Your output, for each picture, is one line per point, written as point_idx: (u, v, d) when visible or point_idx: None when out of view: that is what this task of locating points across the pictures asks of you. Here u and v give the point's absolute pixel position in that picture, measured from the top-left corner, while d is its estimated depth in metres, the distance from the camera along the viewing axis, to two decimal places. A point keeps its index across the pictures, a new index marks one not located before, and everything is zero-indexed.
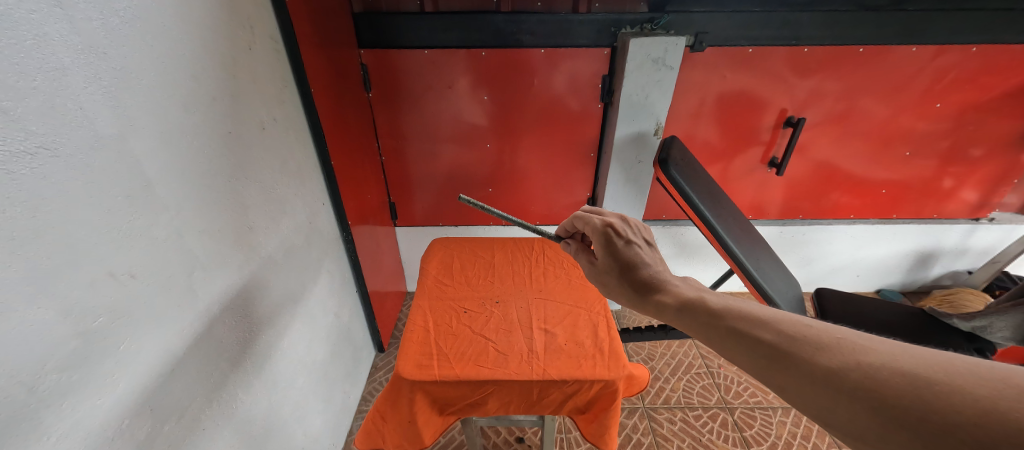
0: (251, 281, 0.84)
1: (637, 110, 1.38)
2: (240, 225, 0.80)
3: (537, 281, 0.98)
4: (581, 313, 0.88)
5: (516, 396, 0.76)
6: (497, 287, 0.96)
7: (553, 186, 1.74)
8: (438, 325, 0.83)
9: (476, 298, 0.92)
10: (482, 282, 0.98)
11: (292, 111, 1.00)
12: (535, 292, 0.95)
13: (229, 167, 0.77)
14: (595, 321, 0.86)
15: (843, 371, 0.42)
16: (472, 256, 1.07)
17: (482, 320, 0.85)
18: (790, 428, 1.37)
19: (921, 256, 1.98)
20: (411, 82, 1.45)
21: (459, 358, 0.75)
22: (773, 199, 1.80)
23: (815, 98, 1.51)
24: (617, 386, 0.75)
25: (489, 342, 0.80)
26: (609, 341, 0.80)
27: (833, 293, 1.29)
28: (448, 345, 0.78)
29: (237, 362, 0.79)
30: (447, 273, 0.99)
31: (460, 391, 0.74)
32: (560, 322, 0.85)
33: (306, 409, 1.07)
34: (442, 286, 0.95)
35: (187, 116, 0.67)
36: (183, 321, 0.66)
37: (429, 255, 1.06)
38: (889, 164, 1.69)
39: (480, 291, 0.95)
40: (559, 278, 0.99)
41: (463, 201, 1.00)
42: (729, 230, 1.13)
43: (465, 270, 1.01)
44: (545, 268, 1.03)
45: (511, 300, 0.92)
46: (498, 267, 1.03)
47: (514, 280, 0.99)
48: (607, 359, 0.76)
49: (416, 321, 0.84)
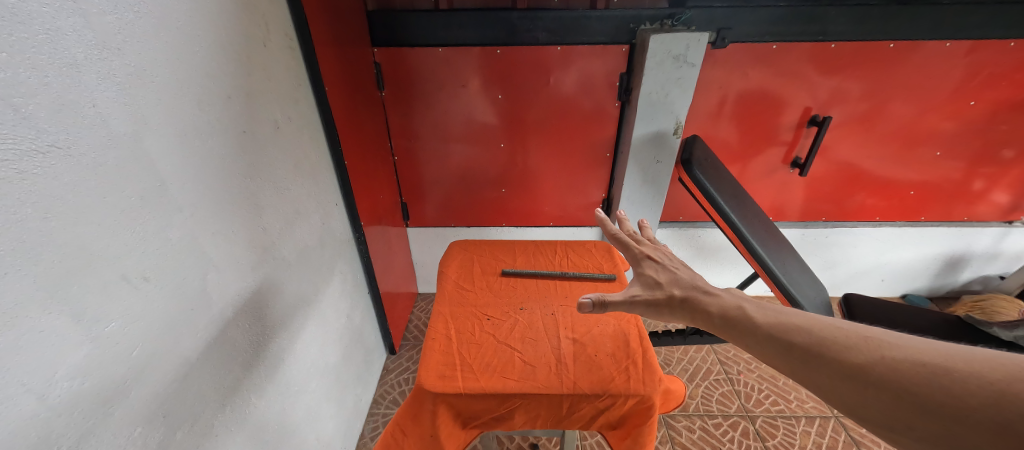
0: (265, 283, 0.82)
1: (656, 109, 1.34)
2: (254, 226, 0.79)
3: (562, 287, 0.95)
4: (610, 322, 0.85)
5: (544, 410, 0.73)
6: (520, 293, 0.93)
7: (568, 187, 1.70)
8: (460, 333, 0.81)
9: (499, 305, 0.89)
10: (504, 287, 0.95)
11: (307, 110, 0.98)
12: (559, 298, 0.92)
13: (244, 166, 0.75)
14: (627, 331, 0.82)
15: (867, 366, 0.45)
16: (493, 260, 1.04)
17: (506, 328, 0.83)
18: (814, 438, 1.32)
19: (949, 260, 1.91)
20: (425, 80, 1.43)
21: (484, 369, 0.73)
22: (794, 200, 1.74)
23: (840, 97, 1.46)
24: (652, 402, 0.72)
25: (515, 352, 0.77)
26: (642, 352, 0.77)
27: (861, 300, 1.23)
28: (471, 354, 0.76)
29: (250, 367, 0.78)
30: (467, 278, 0.97)
31: (485, 405, 0.71)
32: (588, 331, 0.82)
33: (318, 413, 1.05)
34: (462, 292, 0.92)
35: (202, 115, 0.65)
36: (196, 326, 0.64)
37: (447, 258, 1.03)
38: (917, 164, 1.63)
39: (502, 297, 0.92)
40: (584, 284, 0.96)
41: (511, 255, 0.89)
42: (754, 231, 1.09)
43: (486, 274, 0.99)
44: (569, 273, 1.00)
45: (536, 307, 0.89)
46: (519, 271, 1.00)
47: (537, 285, 0.96)
48: (641, 372, 0.73)
49: (437, 329, 0.82)
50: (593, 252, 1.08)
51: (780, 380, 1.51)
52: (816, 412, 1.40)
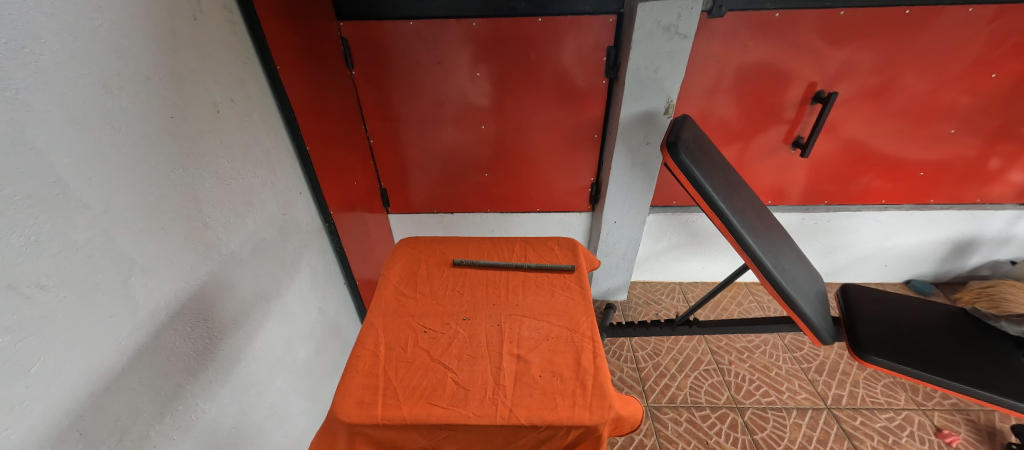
0: (210, 282, 0.77)
1: (645, 86, 1.23)
2: (190, 221, 0.72)
3: (514, 292, 0.92)
4: (563, 336, 0.81)
5: (478, 440, 0.69)
6: (467, 300, 0.90)
7: (554, 171, 1.61)
8: (389, 350, 0.77)
9: (441, 316, 0.86)
10: (450, 293, 0.91)
11: (258, 91, 0.90)
12: (510, 307, 0.88)
13: (173, 156, 0.68)
14: (580, 346, 0.79)
15: None
16: (439, 260, 1.01)
17: (444, 343, 0.79)
18: (805, 431, 1.28)
19: (958, 244, 1.81)
20: (399, 57, 1.33)
21: (409, 394, 0.69)
22: (796, 182, 1.65)
23: (848, 70, 1.35)
24: (600, 433, 0.67)
25: (448, 372, 0.73)
26: (591, 372, 0.73)
27: (860, 290, 1.13)
28: (398, 376, 0.72)
29: (195, 371, 0.73)
30: (408, 283, 0.94)
31: (409, 435, 0.67)
32: (535, 347, 0.79)
33: (286, 411, 1.01)
34: (401, 300, 0.89)
35: (109, 100, 0.57)
36: (118, 333, 0.59)
37: (392, 259, 1.01)
38: (930, 142, 1.52)
39: (446, 305, 0.88)
40: (539, 289, 0.93)
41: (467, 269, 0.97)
42: (745, 221, 0.99)
43: (431, 279, 0.95)
44: (523, 272, 0.98)
45: (482, 317, 0.85)
46: (469, 273, 0.97)
47: (487, 291, 0.92)
48: (587, 397, 0.69)
49: (364, 346, 0.78)
50: (554, 251, 1.05)
51: (773, 371, 1.46)
52: (808, 404, 1.35)
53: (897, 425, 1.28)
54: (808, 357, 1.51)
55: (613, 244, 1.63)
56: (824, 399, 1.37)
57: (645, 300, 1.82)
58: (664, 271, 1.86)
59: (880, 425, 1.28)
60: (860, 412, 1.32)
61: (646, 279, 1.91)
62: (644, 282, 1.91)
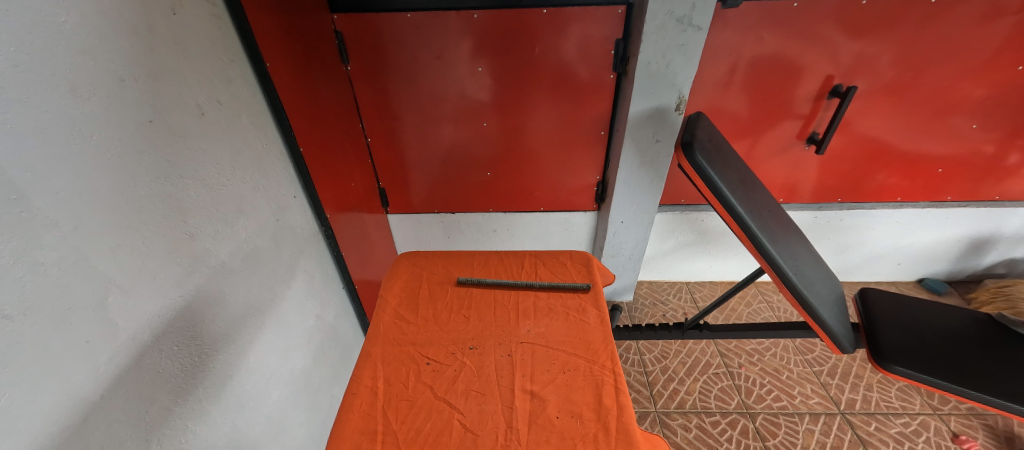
0: (198, 297, 0.72)
1: (656, 81, 1.17)
2: (174, 233, 0.67)
3: (524, 317, 0.90)
4: (581, 368, 0.78)
5: None
6: (475, 326, 0.89)
7: (559, 169, 1.56)
8: (388, 387, 0.75)
9: (446, 345, 0.84)
10: (455, 319, 0.90)
11: (246, 90, 0.84)
12: (520, 334, 0.86)
13: (153, 164, 0.63)
14: (599, 380, 0.76)
15: None
16: (442, 282, 1.00)
17: (450, 377, 0.77)
18: (818, 437, 1.24)
19: (973, 243, 1.77)
20: (397, 52, 1.27)
21: (411, 440, 0.66)
22: (808, 179, 1.59)
23: (867, 62, 1.29)
24: None
25: (455, 413, 0.70)
26: (612, 410, 0.70)
27: (879, 295, 1.10)
28: (398, 418, 0.69)
29: (182, 393, 0.68)
30: (407, 307, 0.93)
31: None
32: (548, 381, 0.76)
33: (284, 424, 0.98)
34: (399, 325, 0.88)
35: (78, 105, 0.52)
36: (94, 359, 0.54)
37: (391, 278, 1.01)
38: (949, 137, 1.46)
39: (453, 334, 0.86)
40: (552, 313, 0.91)
41: (465, 283, 0.99)
42: (763, 225, 0.94)
43: (434, 302, 0.95)
44: (533, 291, 0.98)
45: (491, 346, 0.83)
46: (475, 292, 0.97)
47: (494, 317, 0.91)
48: (610, 439, 0.66)
49: (361, 381, 0.76)
50: (567, 267, 1.05)
51: (784, 374, 1.43)
52: (821, 409, 1.32)
53: (913, 431, 1.25)
54: (820, 360, 1.47)
55: (619, 244, 1.58)
56: (837, 404, 1.33)
57: (651, 300, 1.78)
58: (670, 270, 1.82)
59: (895, 430, 1.25)
60: (874, 417, 1.29)
61: (652, 279, 1.87)
62: (650, 282, 1.86)
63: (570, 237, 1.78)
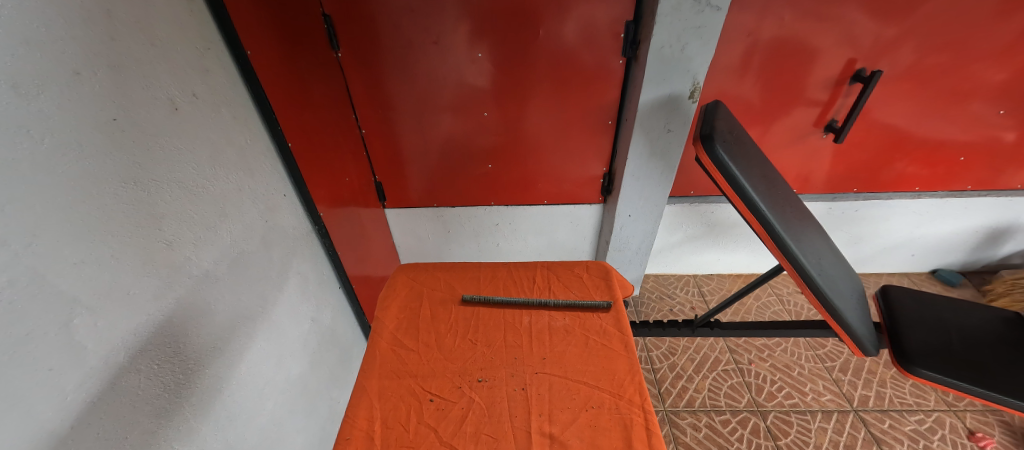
0: (179, 310, 0.66)
1: (669, 67, 1.10)
2: (149, 242, 0.61)
3: (538, 344, 0.86)
4: (606, 404, 0.74)
5: None
6: (484, 353, 0.85)
7: (563, 161, 1.49)
8: (386, 429, 0.70)
9: (453, 377, 0.79)
10: (461, 346, 0.86)
11: (226, 81, 0.77)
12: (535, 363, 0.82)
13: (121, 168, 0.57)
14: (628, 419, 0.71)
15: None
16: (445, 300, 0.97)
17: (457, 416, 0.72)
18: (831, 436, 1.21)
19: (991, 233, 1.72)
20: (392, 37, 1.19)
21: None
22: (823, 169, 1.53)
23: (894, 45, 1.21)
24: None
25: None
26: None
27: (902, 293, 1.08)
28: None
29: (166, 414, 0.63)
30: (406, 330, 0.89)
31: None
32: (569, 421, 0.71)
33: (281, 434, 0.94)
34: (398, 353, 0.84)
35: (23, 103, 0.45)
36: (62, 387, 0.49)
37: (390, 293, 0.99)
38: (973, 124, 1.39)
39: (461, 364, 0.82)
40: (571, 337, 0.88)
41: (469, 300, 0.96)
42: (785, 222, 0.88)
43: (435, 325, 0.91)
44: (545, 309, 0.95)
45: (502, 378, 0.79)
46: (483, 312, 0.94)
47: (505, 342, 0.87)
48: None
49: (355, 424, 0.71)
50: (584, 280, 1.03)
51: (795, 371, 1.40)
52: (833, 406, 1.29)
53: (928, 428, 1.22)
54: (832, 356, 1.44)
55: (626, 238, 1.53)
56: (849, 401, 1.30)
57: (658, 294, 1.73)
58: (677, 263, 1.77)
59: (909, 428, 1.22)
60: (888, 415, 1.26)
61: (658, 272, 1.82)
62: (656, 275, 1.82)
63: (575, 231, 1.73)
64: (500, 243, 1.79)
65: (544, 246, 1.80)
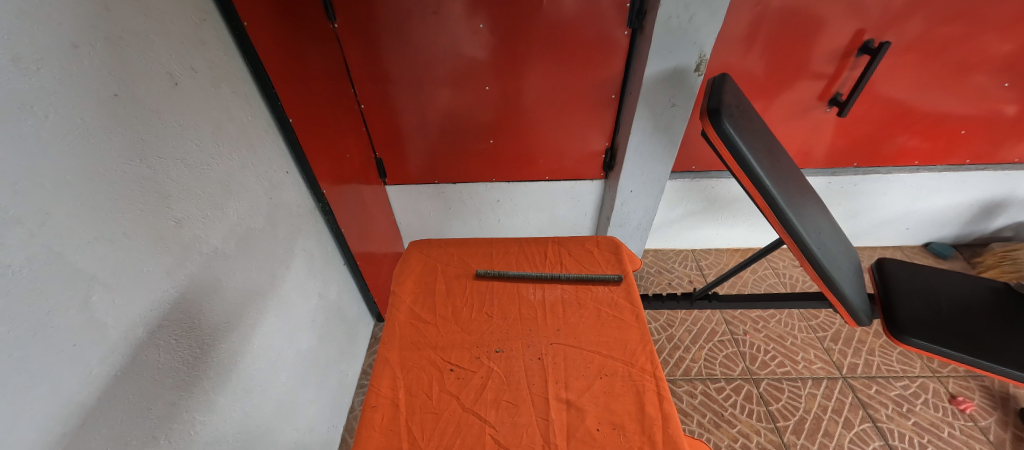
0: (193, 286, 0.67)
1: (676, 38, 1.07)
2: (158, 220, 0.61)
3: (553, 317, 0.88)
4: (619, 371, 0.77)
5: None
6: (500, 325, 0.87)
7: (565, 135, 1.48)
8: (411, 396, 0.73)
9: (469, 350, 0.82)
10: (476, 320, 0.88)
11: (223, 53, 0.74)
12: (550, 336, 0.84)
13: (127, 145, 0.56)
14: (640, 385, 0.74)
15: None
16: (457, 276, 0.99)
17: (477, 385, 0.75)
18: (820, 401, 1.27)
19: (985, 206, 1.75)
20: (391, 6, 1.15)
21: None
22: (825, 143, 1.53)
23: (905, 15, 1.18)
24: None
25: (487, 427, 0.68)
26: (654, 418, 0.69)
27: (897, 266, 1.10)
28: (426, 433, 0.67)
29: (188, 386, 0.66)
30: (422, 304, 0.91)
31: None
32: (582, 389, 0.74)
33: (295, 403, 0.98)
34: (417, 326, 0.86)
35: (25, 78, 0.44)
36: (86, 362, 0.50)
37: (404, 269, 1.00)
38: (976, 97, 1.38)
39: (477, 337, 0.84)
40: (585, 310, 0.90)
41: (482, 275, 0.98)
42: (787, 196, 0.89)
43: (450, 299, 0.93)
44: (559, 283, 0.97)
45: (518, 349, 0.82)
46: (497, 287, 0.96)
47: (521, 316, 0.89)
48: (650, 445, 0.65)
49: (380, 392, 0.73)
50: (595, 255, 1.05)
51: (788, 340, 1.45)
52: (823, 374, 1.34)
53: (912, 393, 1.28)
54: (823, 327, 1.49)
55: (627, 214, 1.54)
56: (839, 368, 1.36)
57: (656, 268, 1.77)
58: (677, 238, 1.80)
59: (894, 393, 1.28)
60: (875, 381, 1.32)
61: (658, 247, 1.85)
62: (655, 250, 1.85)
63: (576, 207, 1.74)
64: (501, 219, 1.79)
65: (544, 221, 1.81)
